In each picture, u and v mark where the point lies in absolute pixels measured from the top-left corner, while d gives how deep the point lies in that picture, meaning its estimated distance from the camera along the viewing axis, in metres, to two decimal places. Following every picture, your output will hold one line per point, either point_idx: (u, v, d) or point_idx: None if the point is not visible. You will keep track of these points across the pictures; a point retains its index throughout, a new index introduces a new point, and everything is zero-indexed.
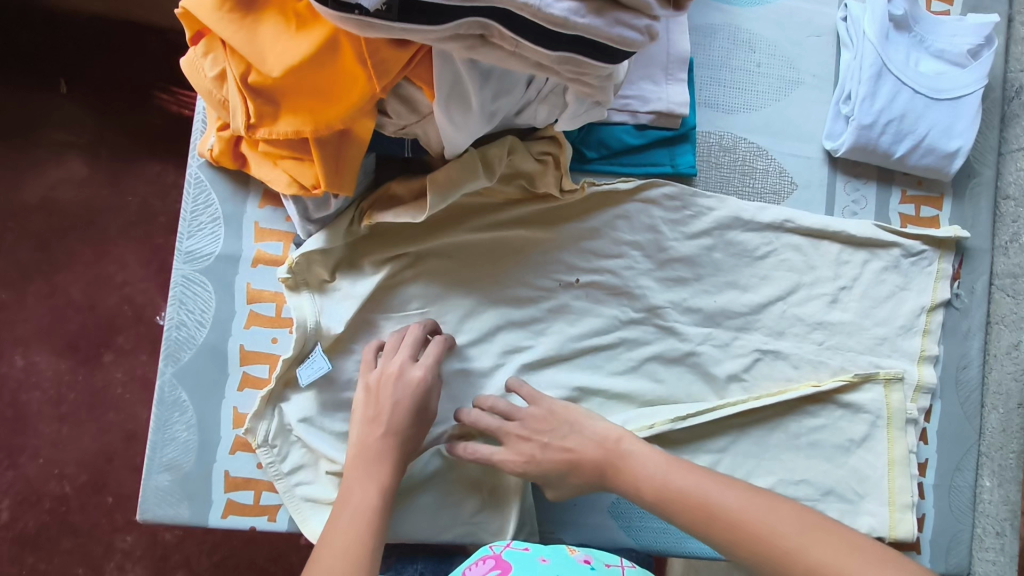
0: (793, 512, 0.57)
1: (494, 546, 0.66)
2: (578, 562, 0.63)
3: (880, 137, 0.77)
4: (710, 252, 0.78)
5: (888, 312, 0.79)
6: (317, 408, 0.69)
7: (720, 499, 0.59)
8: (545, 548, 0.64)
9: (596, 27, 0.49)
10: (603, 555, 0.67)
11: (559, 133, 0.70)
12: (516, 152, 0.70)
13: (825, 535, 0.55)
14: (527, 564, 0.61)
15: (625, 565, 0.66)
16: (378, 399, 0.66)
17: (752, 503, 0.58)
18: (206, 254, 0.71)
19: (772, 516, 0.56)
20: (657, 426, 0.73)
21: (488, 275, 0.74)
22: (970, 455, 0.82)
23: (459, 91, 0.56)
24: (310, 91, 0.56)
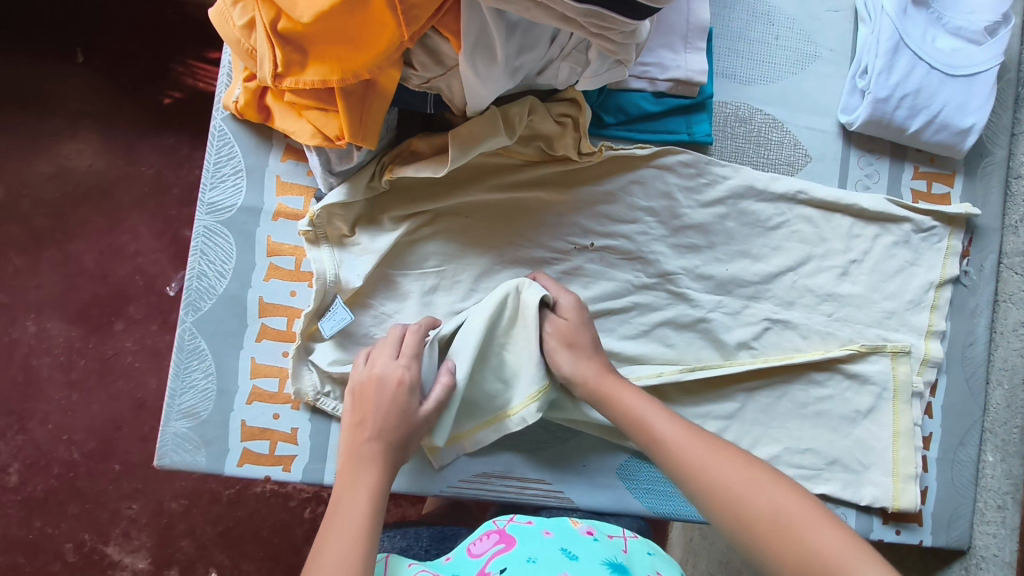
0: (767, 479, 0.56)
1: (497, 521, 0.68)
2: (581, 533, 0.66)
3: (894, 111, 0.78)
4: (723, 220, 0.78)
5: (897, 286, 0.80)
6: (339, 355, 0.70)
7: (699, 458, 0.59)
8: (549, 521, 0.67)
9: None
10: (606, 525, 0.69)
11: (579, 95, 0.71)
12: (536, 113, 0.70)
13: (792, 507, 0.54)
14: (532, 537, 0.64)
15: (627, 536, 0.68)
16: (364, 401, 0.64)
17: (730, 465, 0.58)
18: (229, 207, 0.72)
19: (742, 483, 0.56)
20: (667, 374, 0.75)
21: (504, 235, 0.75)
22: (974, 431, 0.82)
23: (485, 42, 0.57)
24: (338, 39, 0.57)
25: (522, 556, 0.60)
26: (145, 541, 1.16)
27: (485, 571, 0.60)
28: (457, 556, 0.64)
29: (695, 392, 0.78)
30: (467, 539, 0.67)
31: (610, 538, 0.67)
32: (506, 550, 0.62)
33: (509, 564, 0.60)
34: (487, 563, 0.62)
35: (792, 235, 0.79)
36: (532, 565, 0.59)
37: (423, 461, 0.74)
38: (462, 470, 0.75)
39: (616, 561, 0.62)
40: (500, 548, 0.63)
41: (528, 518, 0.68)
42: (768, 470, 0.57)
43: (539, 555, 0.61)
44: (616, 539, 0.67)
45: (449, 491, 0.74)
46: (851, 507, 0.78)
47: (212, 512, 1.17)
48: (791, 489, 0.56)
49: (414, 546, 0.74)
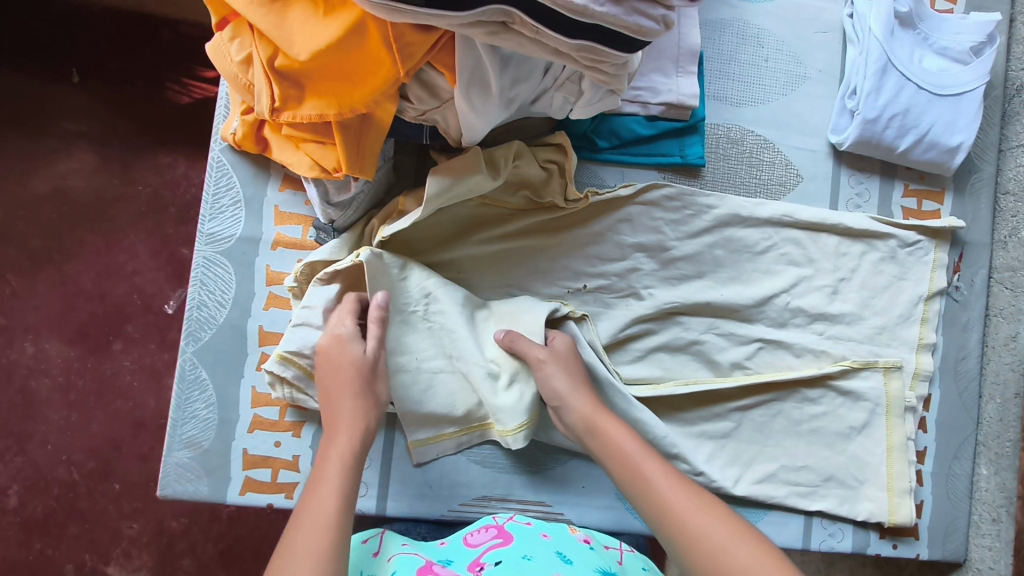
0: (747, 535, 0.57)
1: (498, 517, 0.70)
2: (579, 540, 0.67)
3: (884, 131, 0.79)
4: (712, 249, 0.79)
5: (888, 302, 0.81)
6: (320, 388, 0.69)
7: (708, 524, 0.57)
8: (547, 525, 0.68)
9: (613, 16, 0.51)
10: (603, 535, 0.71)
11: (566, 141, 0.72)
12: (522, 157, 0.71)
13: None
14: (528, 536, 0.65)
15: (623, 549, 0.69)
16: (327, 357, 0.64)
17: (738, 538, 0.56)
18: (227, 237, 0.72)
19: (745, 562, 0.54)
20: (662, 387, 0.76)
21: (497, 283, 0.78)
22: (968, 445, 0.83)
23: (479, 76, 0.59)
24: (337, 75, 0.58)
25: (518, 552, 0.62)
26: (146, 561, 1.16)
27: (479, 562, 0.62)
28: (453, 544, 0.66)
29: (692, 413, 0.79)
30: (465, 529, 0.70)
31: (605, 549, 0.68)
32: (502, 544, 0.64)
33: (503, 557, 0.61)
34: (480, 554, 0.64)
35: (784, 253, 0.80)
36: (528, 561, 0.60)
37: (425, 484, 0.75)
38: (462, 494, 0.75)
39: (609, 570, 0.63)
40: (497, 542, 0.65)
41: (528, 520, 0.69)
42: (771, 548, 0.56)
43: (535, 553, 0.62)
44: (612, 551, 0.68)
45: (450, 515, 0.75)
46: (848, 523, 0.79)
47: (213, 530, 1.17)
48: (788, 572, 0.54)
49: (412, 531, 0.74)
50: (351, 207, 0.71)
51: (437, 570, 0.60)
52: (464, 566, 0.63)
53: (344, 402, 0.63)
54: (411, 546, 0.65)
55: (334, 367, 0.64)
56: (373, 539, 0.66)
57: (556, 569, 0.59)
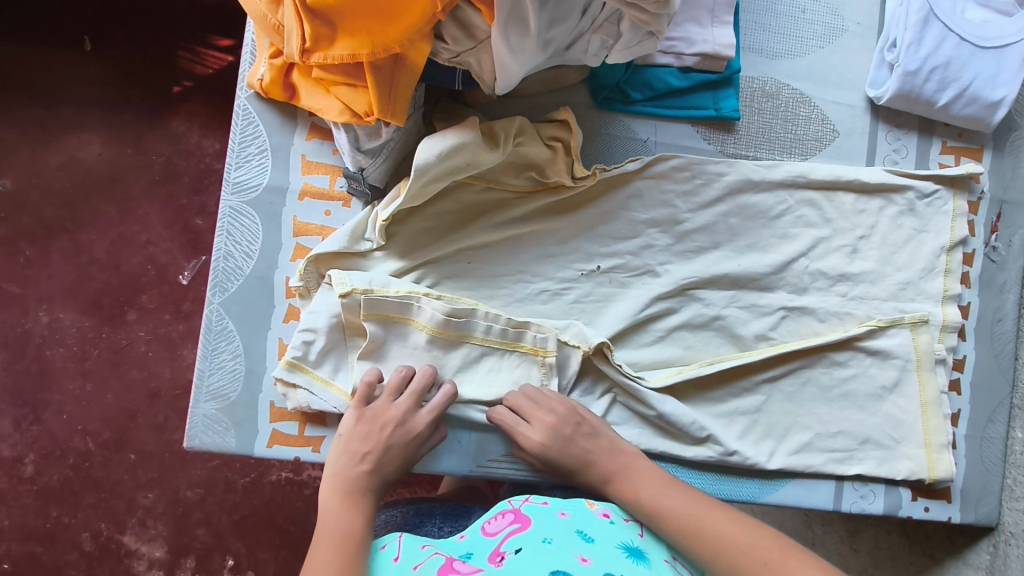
0: (771, 544, 0.58)
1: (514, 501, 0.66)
2: (597, 515, 0.63)
3: (924, 84, 0.77)
4: (745, 207, 0.77)
5: (913, 257, 0.80)
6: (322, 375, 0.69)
7: (739, 546, 0.58)
8: (564, 502, 0.63)
9: None
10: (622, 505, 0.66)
11: (570, 118, 0.70)
12: (524, 134, 0.69)
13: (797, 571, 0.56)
14: (546, 518, 0.61)
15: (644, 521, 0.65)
16: (373, 435, 0.65)
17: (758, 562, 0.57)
18: (254, 186, 0.71)
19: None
20: (685, 370, 0.74)
21: (507, 271, 0.73)
22: (1003, 407, 0.82)
23: (518, 14, 0.57)
24: (371, 10, 0.57)
25: (538, 536, 0.58)
26: (162, 530, 1.15)
27: (501, 552, 0.58)
28: (471, 536, 0.62)
29: (727, 375, 0.77)
30: (482, 518, 0.66)
31: (626, 521, 0.63)
32: (520, 530, 0.60)
33: (523, 544, 0.57)
34: (500, 543, 0.60)
35: (820, 210, 0.79)
36: (548, 546, 0.57)
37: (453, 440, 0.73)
38: (491, 449, 0.73)
39: (633, 545, 0.60)
40: (515, 528, 0.61)
41: (544, 499, 0.65)
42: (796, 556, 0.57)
43: (553, 536, 0.58)
44: (632, 523, 0.63)
45: (479, 471, 0.73)
46: (880, 484, 0.79)
47: (228, 500, 1.16)
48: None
49: (427, 522, 0.73)
50: (382, 155, 0.68)
51: (458, 566, 0.55)
52: (485, 557, 0.59)
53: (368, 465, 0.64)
54: (431, 545, 0.59)
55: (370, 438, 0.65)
56: (389, 542, 0.60)
57: (576, 551, 0.56)
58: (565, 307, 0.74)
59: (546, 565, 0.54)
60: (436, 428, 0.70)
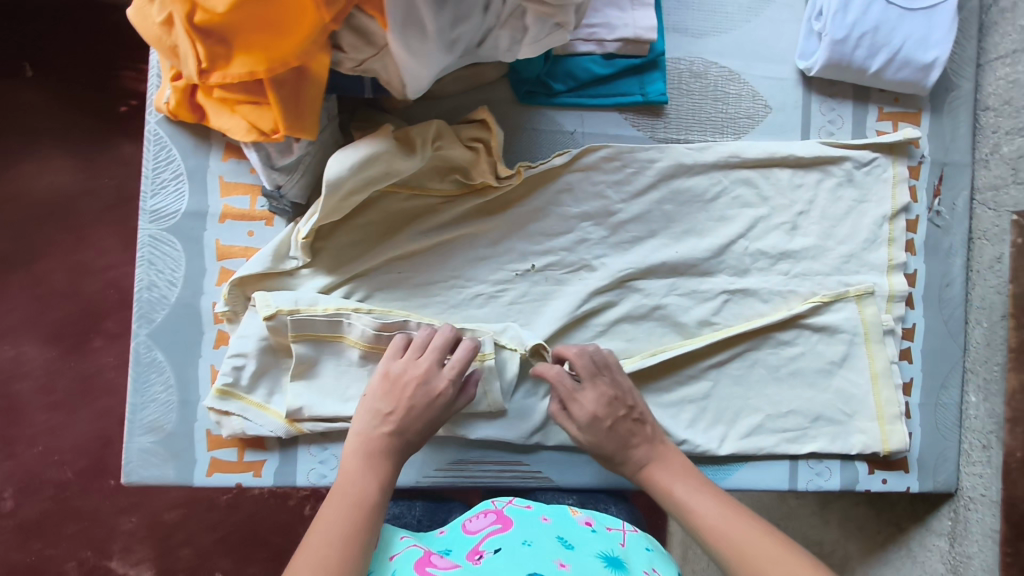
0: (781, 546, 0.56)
1: (497, 501, 0.70)
2: (579, 523, 0.66)
3: (854, 51, 0.75)
4: (679, 192, 0.76)
5: (852, 228, 0.79)
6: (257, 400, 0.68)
7: (748, 543, 0.57)
8: (547, 508, 0.68)
9: None
10: (607, 517, 0.69)
11: (489, 117, 0.68)
12: (443, 138, 0.67)
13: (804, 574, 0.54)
14: (530, 521, 0.65)
15: (627, 530, 0.67)
16: (396, 394, 0.64)
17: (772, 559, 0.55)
18: (172, 213, 0.69)
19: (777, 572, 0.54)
20: (629, 364, 0.74)
21: (440, 276, 0.72)
22: (955, 372, 0.81)
23: (414, 17, 0.55)
24: (262, 26, 0.54)
25: (518, 538, 0.62)
26: (147, 553, 1.15)
27: (479, 550, 0.61)
28: (452, 532, 0.66)
29: (673, 363, 0.76)
30: (466, 515, 0.70)
31: (608, 530, 0.66)
32: (501, 530, 0.64)
33: (502, 545, 0.61)
34: (480, 542, 0.63)
35: (756, 189, 0.78)
36: (526, 547, 0.60)
37: None
38: (439, 458, 0.73)
39: (612, 554, 0.61)
40: (496, 528, 0.65)
41: (528, 503, 0.69)
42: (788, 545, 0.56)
43: (533, 538, 0.62)
44: (615, 531, 0.66)
45: (426, 480, 0.73)
46: (836, 459, 0.79)
47: (211, 518, 1.16)
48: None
49: (407, 514, 0.75)
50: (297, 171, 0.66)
51: (434, 561, 0.59)
52: (464, 554, 0.62)
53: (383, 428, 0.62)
54: (412, 539, 0.64)
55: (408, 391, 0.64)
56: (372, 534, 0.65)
57: (555, 556, 0.59)
58: (502, 309, 0.73)
59: (520, 565, 0.56)
60: (462, 387, 0.67)
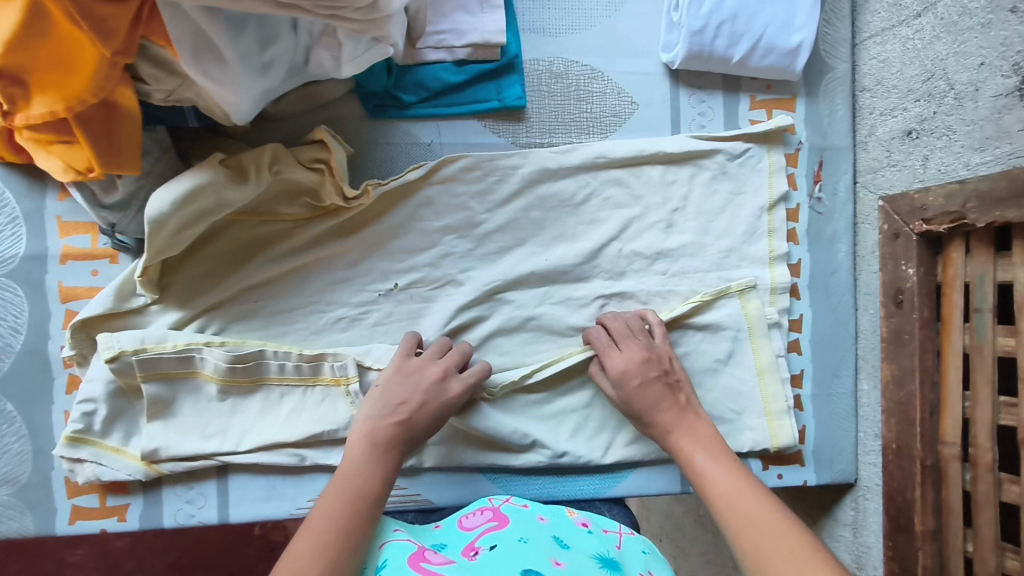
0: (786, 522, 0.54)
1: (494, 499, 0.68)
2: (576, 524, 0.64)
3: (714, 41, 0.72)
4: (545, 198, 0.74)
5: (728, 222, 0.77)
6: (114, 444, 0.67)
7: (754, 517, 0.55)
8: (544, 507, 0.65)
9: None
10: (603, 520, 0.67)
11: (326, 138, 0.65)
12: (281, 161, 0.64)
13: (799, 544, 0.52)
14: (525, 520, 0.62)
15: (623, 533, 0.65)
16: (409, 389, 0.64)
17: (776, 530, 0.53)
18: (9, 258, 0.67)
19: (776, 546, 0.52)
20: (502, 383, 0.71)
21: (299, 302, 0.70)
22: (848, 360, 0.80)
23: (207, 44, 0.51)
24: (44, 66, 0.49)
25: (514, 535, 0.59)
26: None
27: (474, 546, 0.58)
28: (447, 528, 0.64)
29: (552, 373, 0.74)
30: (460, 512, 0.68)
31: (604, 533, 0.64)
32: (496, 528, 0.61)
33: (498, 541, 0.57)
34: (475, 539, 0.60)
35: (627, 188, 0.76)
36: (523, 544, 0.56)
37: (268, 484, 0.70)
38: (309, 489, 0.71)
39: (607, 556, 0.58)
40: (492, 525, 0.62)
41: (525, 502, 0.67)
42: (784, 515, 0.54)
43: (530, 536, 0.58)
44: (611, 533, 0.64)
45: (298, 513, 0.71)
46: None
47: None
48: (799, 542, 0.52)
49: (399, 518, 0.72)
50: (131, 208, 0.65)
51: (428, 556, 0.55)
52: (458, 551, 0.59)
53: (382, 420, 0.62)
54: (404, 531, 0.61)
55: (406, 390, 0.64)
56: None
57: (551, 554, 0.55)
58: (367, 330, 0.71)
59: (518, 563, 0.53)
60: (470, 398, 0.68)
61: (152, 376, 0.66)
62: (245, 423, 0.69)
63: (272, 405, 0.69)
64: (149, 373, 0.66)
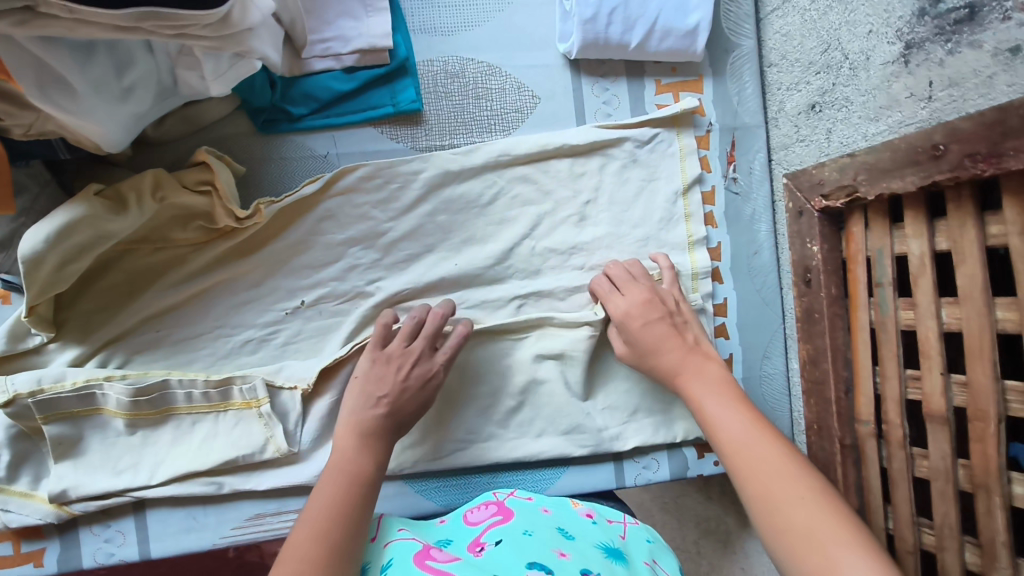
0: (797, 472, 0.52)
1: (500, 493, 0.68)
2: (581, 515, 0.63)
3: (608, 28, 0.70)
4: (451, 201, 0.72)
5: (643, 210, 0.75)
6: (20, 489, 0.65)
7: (767, 466, 0.53)
8: (549, 499, 0.65)
9: None
10: (608, 509, 0.67)
11: (208, 159, 0.63)
12: (164, 185, 0.62)
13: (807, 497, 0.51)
14: (530, 513, 0.61)
15: (627, 522, 0.65)
16: (388, 379, 0.62)
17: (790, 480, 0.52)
18: None
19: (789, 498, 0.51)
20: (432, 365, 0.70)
21: (203, 327, 0.68)
22: (777, 340, 0.78)
23: (52, 76, 0.47)
24: None
25: (519, 529, 0.58)
26: None
27: (480, 542, 0.58)
28: (453, 523, 0.64)
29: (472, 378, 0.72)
30: (468, 505, 0.68)
31: (608, 523, 0.64)
32: (502, 522, 0.60)
33: (504, 536, 0.57)
34: (481, 533, 0.60)
35: (536, 184, 0.74)
36: (529, 538, 0.56)
37: (188, 517, 0.69)
38: (231, 518, 0.70)
39: (612, 547, 0.59)
40: (497, 520, 0.61)
41: (529, 495, 0.66)
42: (795, 466, 0.53)
43: (535, 529, 0.58)
44: (616, 524, 0.64)
45: (223, 543, 0.69)
46: (661, 451, 0.77)
47: None
48: (808, 495, 0.51)
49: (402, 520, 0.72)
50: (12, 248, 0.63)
51: (434, 553, 0.55)
52: (463, 546, 0.59)
53: (373, 411, 0.61)
54: (409, 530, 0.61)
55: (388, 381, 0.62)
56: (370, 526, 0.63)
57: (555, 546, 0.55)
58: (276, 351, 0.70)
59: (522, 556, 0.52)
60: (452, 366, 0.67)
61: (52, 419, 0.63)
62: (157, 457, 0.67)
63: (184, 436, 0.67)
64: (49, 417, 0.63)
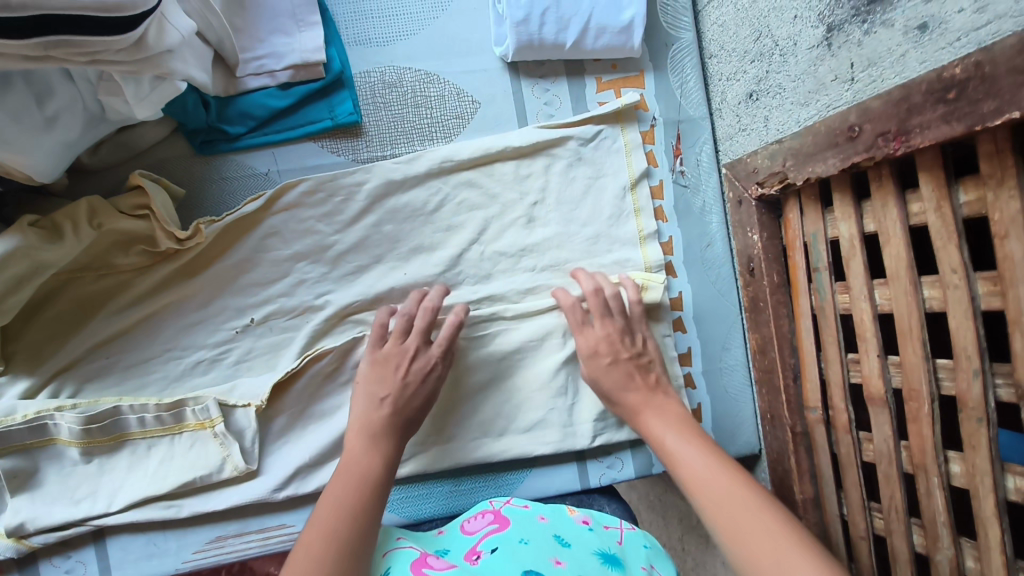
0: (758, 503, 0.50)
1: (496, 503, 0.67)
2: (577, 522, 0.63)
3: (541, 29, 0.70)
4: (397, 211, 0.72)
5: (592, 208, 0.75)
6: None
7: (727, 497, 0.51)
8: (545, 507, 0.64)
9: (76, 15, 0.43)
10: (604, 517, 0.65)
11: (143, 183, 0.63)
12: (100, 212, 0.63)
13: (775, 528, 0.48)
14: (525, 521, 0.61)
15: (624, 528, 0.64)
16: (390, 376, 0.63)
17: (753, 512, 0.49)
18: None
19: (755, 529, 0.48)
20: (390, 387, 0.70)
21: (153, 351, 0.68)
22: (735, 329, 0.78)
23: None
24: None
25: (516, 537, 0.58)
26: None
27: (476, 550, 0.58)
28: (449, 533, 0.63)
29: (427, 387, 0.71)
30: (465, 516, 0.67)
31: (605, 529, 0.63)
32: (498, 530, 0.60)
33: (499, 543, 0.57)
34: (478, 541, 0.59)
35: (481, 188, 0.74)
36: (525, 546, 0.56)
37: (149, 543, 0.69)
38: (192, 541, 0.69)
39: (608, 552, 0.57)
40: (493, 528, 0.61)
41: (525, 504, 0.65)
42: (760, 497, 0.50)
43: (531, 537, 0.58)
44: (612, 529, 0.63)
45: (185, 566, 0.69)
46: (625, 449, 0.76)
47: None
48: (775, 522, 0.48)
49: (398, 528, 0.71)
50: None
51: (431, 560, 0.55)
52: (460, 555, 0.59)
53: (381, 408, 0.62)
54: (407, 539, 0.60)
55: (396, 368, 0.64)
56: None
57: (552, 554, 0.55)
58: (228, 370, 0.70)
59: (521, 563, 0.52)
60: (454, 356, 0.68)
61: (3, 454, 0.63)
62: (113, 483, 0.67)
63: (139, 462, 0.67)
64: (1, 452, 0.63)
